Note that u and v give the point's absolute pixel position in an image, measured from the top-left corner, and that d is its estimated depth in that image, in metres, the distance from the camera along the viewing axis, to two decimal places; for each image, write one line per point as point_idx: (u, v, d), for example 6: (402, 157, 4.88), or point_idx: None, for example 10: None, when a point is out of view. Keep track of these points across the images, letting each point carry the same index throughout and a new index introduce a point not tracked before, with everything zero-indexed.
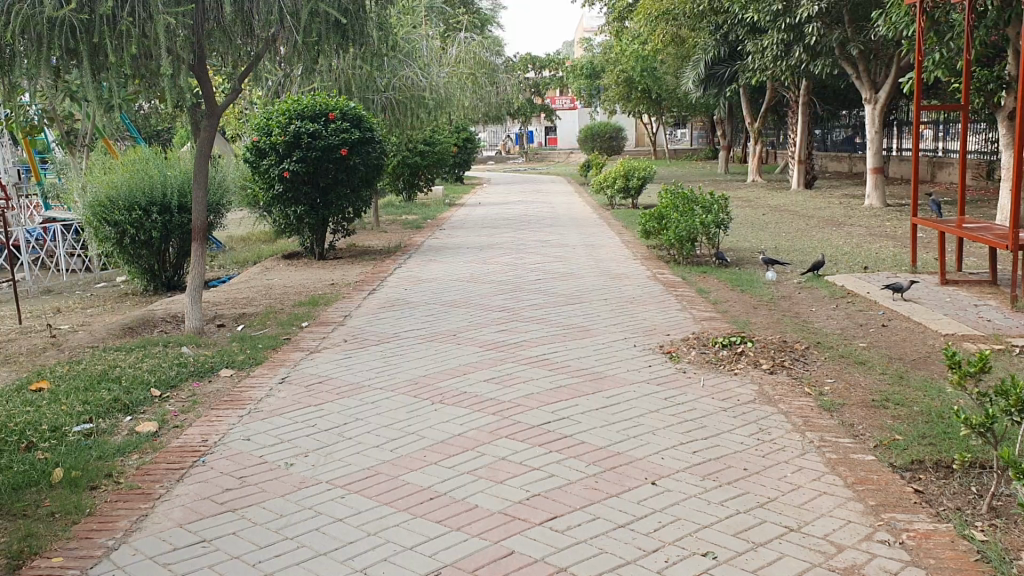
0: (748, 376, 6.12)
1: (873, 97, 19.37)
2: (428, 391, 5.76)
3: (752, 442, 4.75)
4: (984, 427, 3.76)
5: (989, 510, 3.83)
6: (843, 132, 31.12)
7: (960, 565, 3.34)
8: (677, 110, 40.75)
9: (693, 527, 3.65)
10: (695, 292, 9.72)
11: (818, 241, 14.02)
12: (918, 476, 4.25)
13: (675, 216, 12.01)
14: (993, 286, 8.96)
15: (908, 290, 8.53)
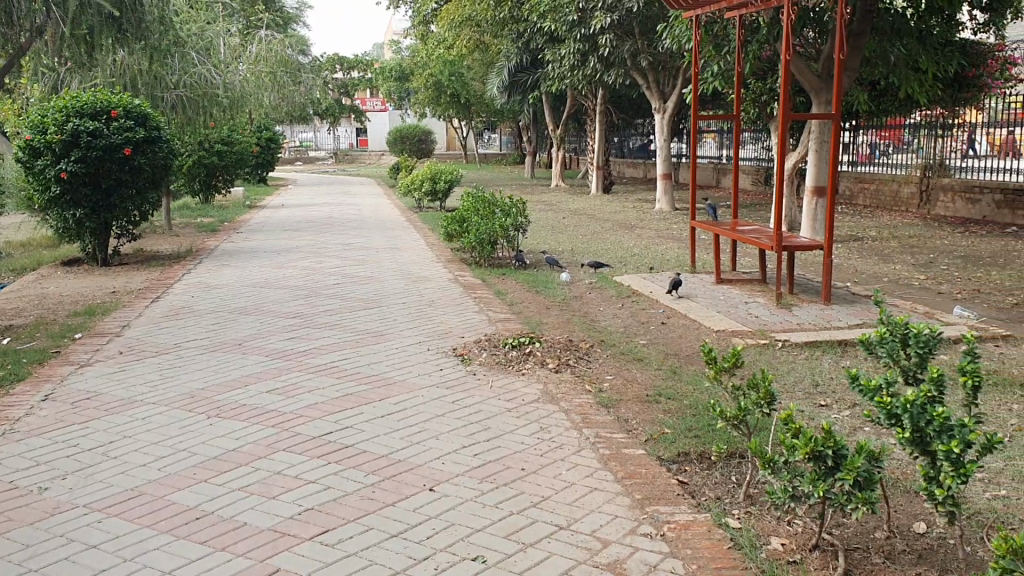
0: (534, 375, 6.24)
1: (662, 106, 20.36)
2: (205, 404, 5.51)
3: (532, 441, 4.83)
4: (738, 420, 4.00)
5: (745, 498, 4.06)
6: (639, 140, 32.54)
7: (714, 554, 3.52)
8: (485, 115, 41.21)
9: (466, 531, 3.66)
10: (492, 294, 9.83)
11: (611, 243, 14.56)
12: (684, 468, 4.47)
13: (475, 219, 12.11)
14: (763, 285, 9.58)
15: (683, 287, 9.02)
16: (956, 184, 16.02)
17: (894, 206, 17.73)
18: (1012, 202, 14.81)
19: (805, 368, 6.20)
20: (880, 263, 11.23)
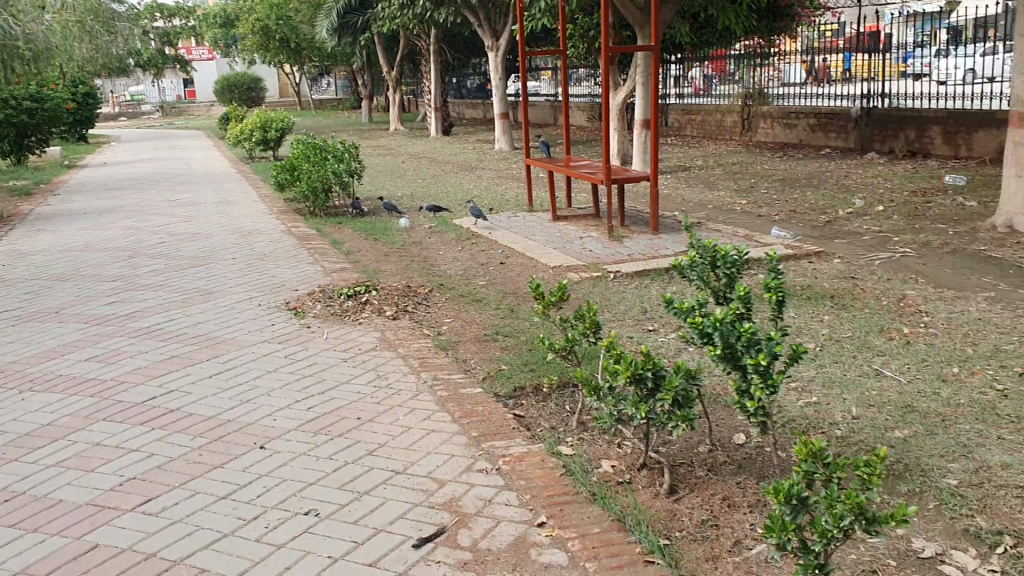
0: (370, 324, 6.15)
1: (494, 44, 20.27)
2: (16, 379, 5.15)
3: (368, 389, 4.77)
4: (566, 351, 4.08)
5: (578, 426, 4.16)
6: (476, 80, 32.37)
7: (547, 482, 3.57)
8: (318, 60, 39.95)
9: (299, 486, 3.59)
10: (328, 243, 9.61)
11: (450, 185, 14.49)
12: (519, 402, 4.53)
13: (307, 167, 11.74)
14: (597, 219, 9.76)
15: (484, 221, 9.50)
16: (774, 111, 16.73)
17: (720, 135, 18.38)
18: (824, 126, 15.57)
19: (637, 296, 6.37)
20: (707, 191, 11.64)
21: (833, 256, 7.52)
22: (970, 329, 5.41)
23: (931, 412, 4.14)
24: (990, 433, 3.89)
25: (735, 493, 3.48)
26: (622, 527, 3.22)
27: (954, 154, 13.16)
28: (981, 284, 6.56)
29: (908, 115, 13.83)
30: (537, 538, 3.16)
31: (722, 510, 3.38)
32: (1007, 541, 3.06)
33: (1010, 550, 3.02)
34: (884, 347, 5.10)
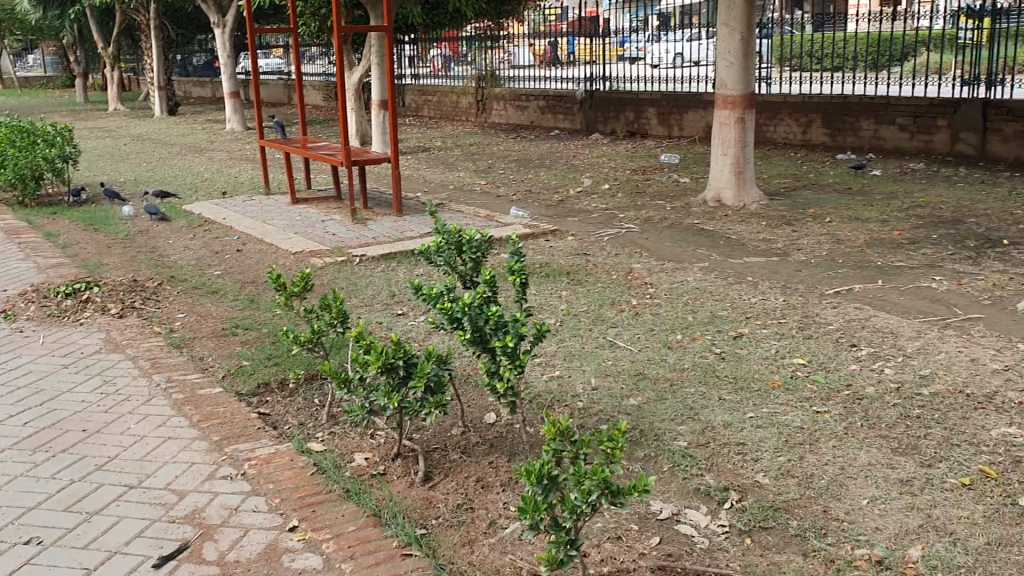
0: (94, 324, 5.66)
1: (221, 20, 19.24)
2: None
3: (94, 397, 4.39)
4: (312, 343, 3.96)
5: (328, 419, 4.06)
6: (203, 58, 30.73)
7: (297, 483, 3.44)
8: (19, 33, 36.24)
9: (17, 512, 3.25)
10: (40, 236, 8.75)
11: (178, 169, 13.68)
12: (264, 399, 4.34)
13: (12, 152, 10.61)
14: (337, 202, 9.58)
15: (157, 211, 9.23)
16: (506, 93, 17.20)
17: (455, 116, 18.64)
18: (553, 107, 16.20)
19: (381, 280, 6.31)
20: (446, 171, 11.77)
21: (567, 233, 7.84)
22: (690, 297, 5.83)
23: (660, 378, 4.42)
24: (712, 394, 4.21)
25: (487, 474, 3.54)
26: (378, 522, 3.18)
27: (668, 133, 14.15)
28: (697, 255, 7.10)
29: (627, 97, 14.69)
30: (289, 544, 3.04)
31: (476, 492, 3.42)
32: (733, 496, 3.32)
33: (735, 503, 3.28)
34: (615, 319, 5.39)
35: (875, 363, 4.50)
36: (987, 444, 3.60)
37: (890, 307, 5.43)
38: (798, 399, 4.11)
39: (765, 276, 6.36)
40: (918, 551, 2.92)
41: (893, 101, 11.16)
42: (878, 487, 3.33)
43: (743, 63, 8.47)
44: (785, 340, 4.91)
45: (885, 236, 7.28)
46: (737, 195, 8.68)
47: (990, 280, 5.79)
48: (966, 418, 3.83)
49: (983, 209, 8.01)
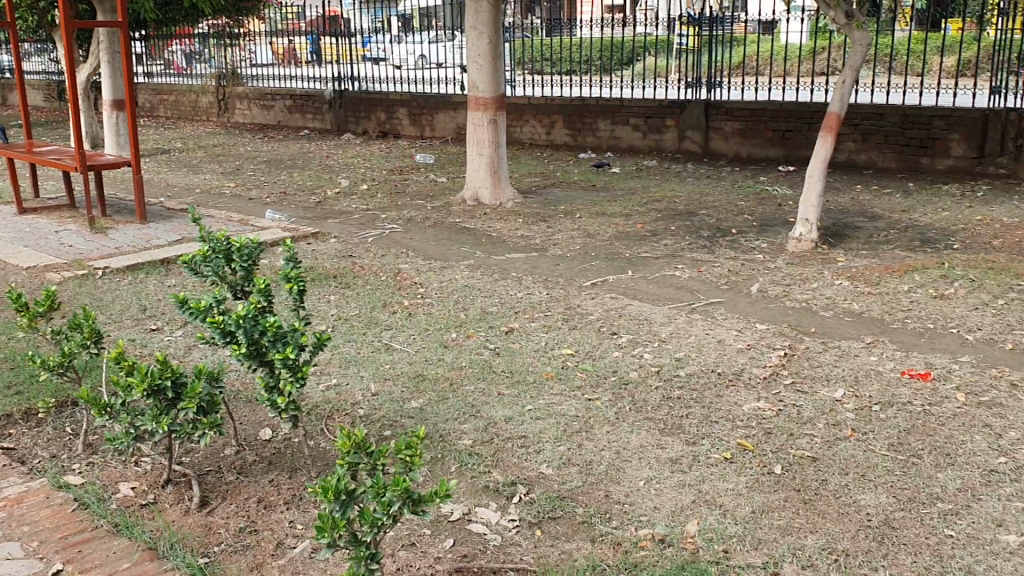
0: None
1: None
2: None
3: None
4: (64, 367, 3.62)
5: (86, 449, 3.72)
6: None
7: (58, 522, 3.13)
8: None
9: None
10: None
11: None
12: (8, 433, 3.91)
13: None
14: (73, 210, 8.83)
15: None
16: (250, 92, 16.56)
17: (196, 117, 17.74)
18: (301, 107, 15.73)
19: (128, 293, 5.89)
20: (191, 175, 11.17)
21: (329, 236, 7.69)
22: (459, 295, 5.89)
23: (440, 378, 4.42)
24: (490, 390, 4.26)
25: (270, 493, 3.39)
26: (154, 555, 2.95)
27: (420, 134, 14.21)
28: (460, 253, 7.18)
29: (376, 98, 14.58)
30: None
31: (259, 513, 3.26)
32: (520, 489, 3.36)
33: (523, 497, 3.32)
34: (387, 321, 5.35)
35: (635, 349, 4.74)
36: (741, 419, 3.84)
37: (643, 295, 5.74)
38: (571, 388, 4.25)
39: (527, 270, 6.53)
40: (694, 526, 3.03)
41: (626, 103, 11.81)
42: (651, 467, 3.47)
43: (493, 66, 8.67)
44: (552, 332, 5.07)
45: (631, 229, 7.70)
46: (494, 194, 8.85)
47: (725, 267, 6.27)
48: (720, 395, 4.10)
49: (713, 202, 8.66)
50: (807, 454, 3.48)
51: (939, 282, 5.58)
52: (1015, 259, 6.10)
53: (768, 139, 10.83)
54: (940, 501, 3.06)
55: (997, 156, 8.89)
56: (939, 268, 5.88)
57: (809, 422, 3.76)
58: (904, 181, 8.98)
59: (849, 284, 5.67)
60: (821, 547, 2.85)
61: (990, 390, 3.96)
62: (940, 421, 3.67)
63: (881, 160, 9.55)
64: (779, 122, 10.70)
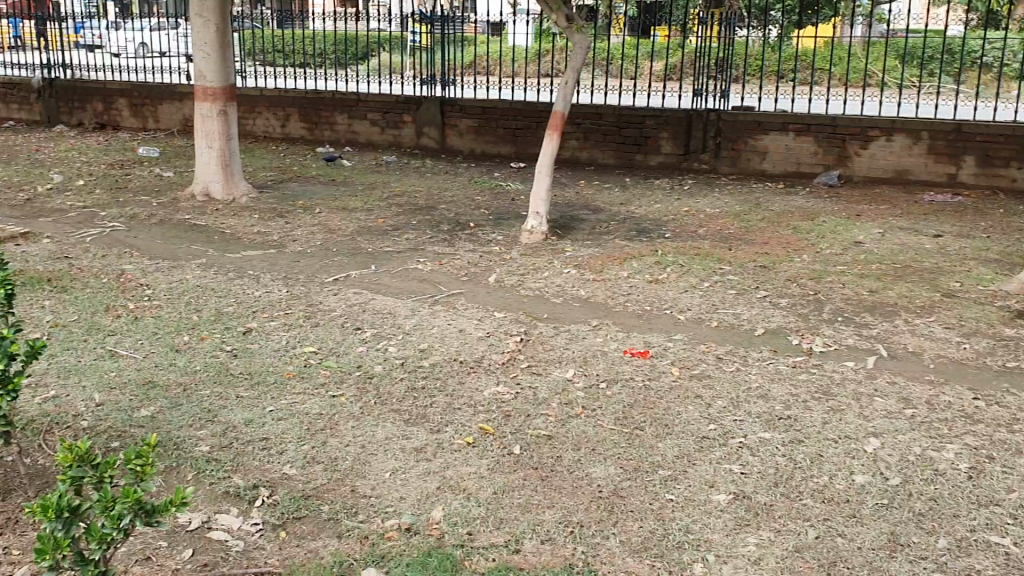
0: None
1: None
2: None
3: None
4: None
5: None
6: None
7: None
8: None
9: None
10: None
11: None
12: None
13: None
14: None
15: None
16: None
17: None
18: (3, 96, 14.22)
19: None
20: None
21: (40, 236, 7.05)
22: (191, 296, 5.61)
23: (172, 384, 4.19)
24: (228, 393, 4.11)
25: None
26: None
27: (142, 126, 13.31)
28: (192, 252, 6.84)
29: (92, 86, 13.49)
30: None
31: None
32: (263, 492, 3.27)
33: (266, 499, 3.23)
34: (113, 326, 4.99)
35: (378, 343, 4.72)
36: (482, 403, 3.88)
37: (384, 289, 5.73)
38: (314, 386, 4.18)
39: (265, 268, 6.34)
40: (439, 512, 3.07)
41: (362, 97, 11.75)
42: (397, 458, 3.48)
43: (221, 55, 8.35)
44: (294, 331, 4.95)
45: (369, 224, 7.67)
46: (226, 188, 8.50)
47: (462, 259, 6.38)
48: (461, 381, 4.12)
49: (449, 196, 8.81)
50: (543, 432, 3.59)
51: (654, 268, 6.03)
52: (717, 246, 6.70)
53: (499, 136, 11.16)
54: (661, 469, 3.28)
55: (701, 154, 9.72)
56: (655, 256, 6.35)
57: (545, 403, 3.88)
58: (623, 176, 9.61)
59: (577, 273, 5.98)
60: (559, 521, 2.97)
61: (700, 363, 4.33)
62: (659, 394, 3.96)
63: (602, 157, 10.15)
64: (509, 119, 11.04)
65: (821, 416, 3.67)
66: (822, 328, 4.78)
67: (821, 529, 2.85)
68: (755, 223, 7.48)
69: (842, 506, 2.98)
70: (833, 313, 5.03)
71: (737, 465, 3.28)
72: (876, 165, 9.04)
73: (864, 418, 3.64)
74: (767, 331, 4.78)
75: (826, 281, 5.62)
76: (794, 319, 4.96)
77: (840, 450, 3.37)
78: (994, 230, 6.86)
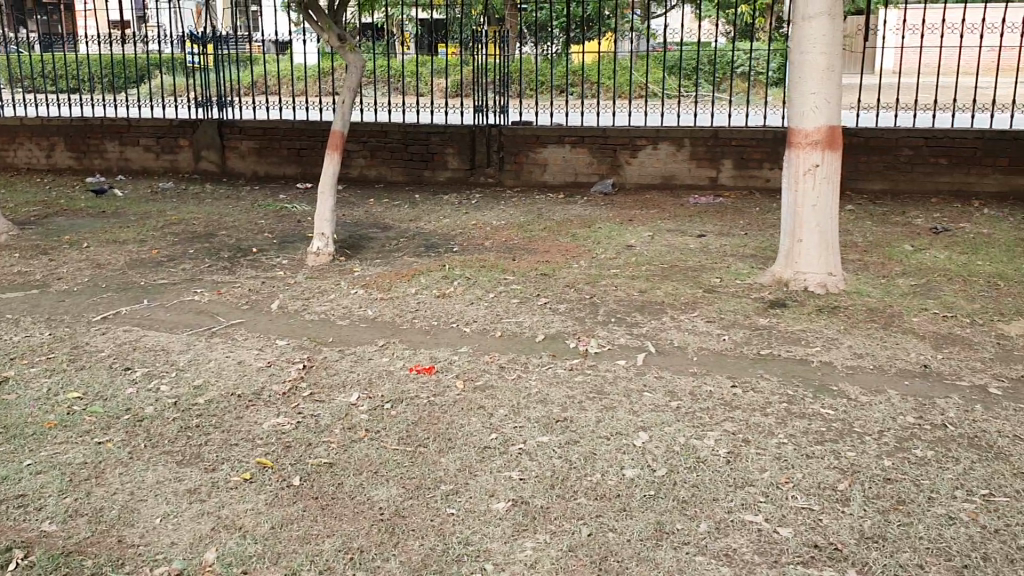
0: None
1: None
2: None
3: None
4: None
5: None
6: None
7: None
8: None
9: None
10: None
11: None
12: None
13: None
14: None
15: None
16: None
17: None
18: None
19: None
20: None
21: None
22: None
23: None
24: None
25: None
26: None
27: None
28: None
29: None
30: None
31: None
32: (16, 553, 2.96)
33: (21, 561, 2.92)
34: None
35: (150, 382, 4.45)
36: (260, 437, 3.73)
37: (158, 324, 5.44)
38: (78, 434, 3.88)
39: (25, 311, 5.88)
40: (212, 554, 2.91)
41: (135, 123, 11.16)
42: (168, 502, 3.26)
43: None
44: (56, 377, 4.61)
45: (143, 256, 7.29)
46: None
47: (243, 287, 6.16)
48: (239, 417, 3.94)
49: (231, 222, 8.51)
50: (324, 461, 3.49)
51: (441, 283, 6.05)
52: (501, 257, 6.84)
53: (283, 157, 10.89)
54: (442, 484, 3.29)
55: (485, 167, 9.90)
56: (441, 271, 6.38)
57: (326, 430, 3.77)
58: (410, 193, 9.62)
59: (362, 292, 5.91)
60: (339, 549, 2.91)
61: (483, 374, 4.38)
62: (443, 409, 3.96)
63: (388, 174, 10.13)
64: (292, 140, 10.79)
65: (595, 416, 3.81)
66: (597, 330, 4.97)
67: (593, 526, 2.96)
68: (538, 232, 7.69)
69: (612, 502, 3.10)
70: (608, 315, 5.24)
71: (516, 471, 3.35)
72: (647, 172, 9.54)
73: (634, 413, 3.82)
74: (547, 337, 4.92)
75: (601, 285, 5.85)
76: (572, 323, 5.14)
77: (612, 446, 3.51)
78: (751, 227, 7.40)
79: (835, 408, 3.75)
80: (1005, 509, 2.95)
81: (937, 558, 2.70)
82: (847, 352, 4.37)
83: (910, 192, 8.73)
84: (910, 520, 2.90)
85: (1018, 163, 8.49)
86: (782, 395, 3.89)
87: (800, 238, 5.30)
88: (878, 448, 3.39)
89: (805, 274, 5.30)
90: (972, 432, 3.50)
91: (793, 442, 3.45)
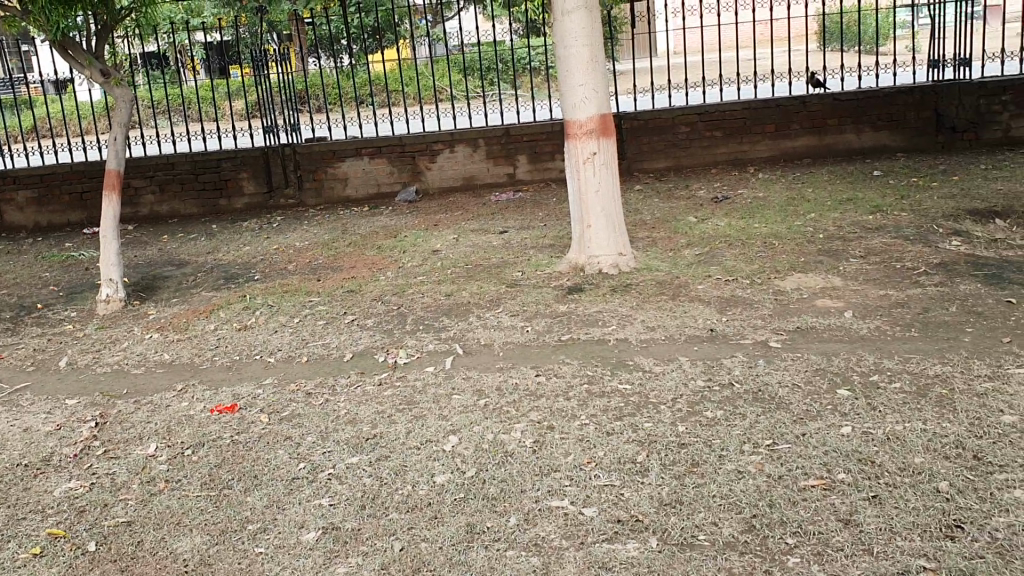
0: None
1: None
2: None
3: None
4: None
5: None
6: None
7: None
8: None
9: None
10: None
11: None
12: None
13: None
14: None
15: None
16: None
17: None
18: None
19: None
20: None
21: None
22: None
23: None
24: None
25: None
26: None
27: None
28: None
29: None
30: None
31: None
32: None
33: None
34: None
35: None
36: (50, 506, 3.49)
37: None
38: None
39: None
40: None
41: None
42: None
43: None
44: None
45: None
46: None
47: (28, 347, 5.75)
48: (27, 489, 3.67)
49: (12, 279, 7.93)
50: (122, 520, 3.31)
51: (242, 315, 5.87)
52: (305, 279, 6.71)
53: (66, 204, 10.26)
54: (249, 524, 3.19)
55: (284, 189, 9.68)
56: (242, 302, 6.19)
57: (123, 487, 3.58)
58: (208, 224, 9.28)
59: (158, 335, 5.64)
60: None
61: (288, 404, 4.27)
62: (248, 446, 3.83)
63: (182, 208, 9.71)
64: (73, 185, 10.20)
65: (404, 427, 3.80)
66: (404, 340, 4.95)
67: (405, 539, 2.94)
68: (342, 249, 7.59)
69: (424, 511, 3.10)
70: (415, 323, 5.24)
71: (326, 498, 3.29)
72: (446, 175, 9.60)
73: (443, 418, 3.82)
74: (355, 355, 4.86)
75: (407, 294, 5.84)
76: (380, 337, 5.10)
77: (422, 455, 3.51)
78: (550, 218, 7.59)
79: (632, 382, 3.89)
80: (788, 455, 3.15)
81: (729, 512, 2.85)
82: (639, 327, 4.54)
83: (693, 166, 9.20)
84: (703, 480, 3.05)
85: (784, 128, 9.11)
86: (582, 377, 4.01)
87: (589, 224, 5.48)
88: (672, 415, 3.54)
89: (597, 257, 5.49)
90: (755, 387, 3.72)
91: (594, 422, 3.56)
